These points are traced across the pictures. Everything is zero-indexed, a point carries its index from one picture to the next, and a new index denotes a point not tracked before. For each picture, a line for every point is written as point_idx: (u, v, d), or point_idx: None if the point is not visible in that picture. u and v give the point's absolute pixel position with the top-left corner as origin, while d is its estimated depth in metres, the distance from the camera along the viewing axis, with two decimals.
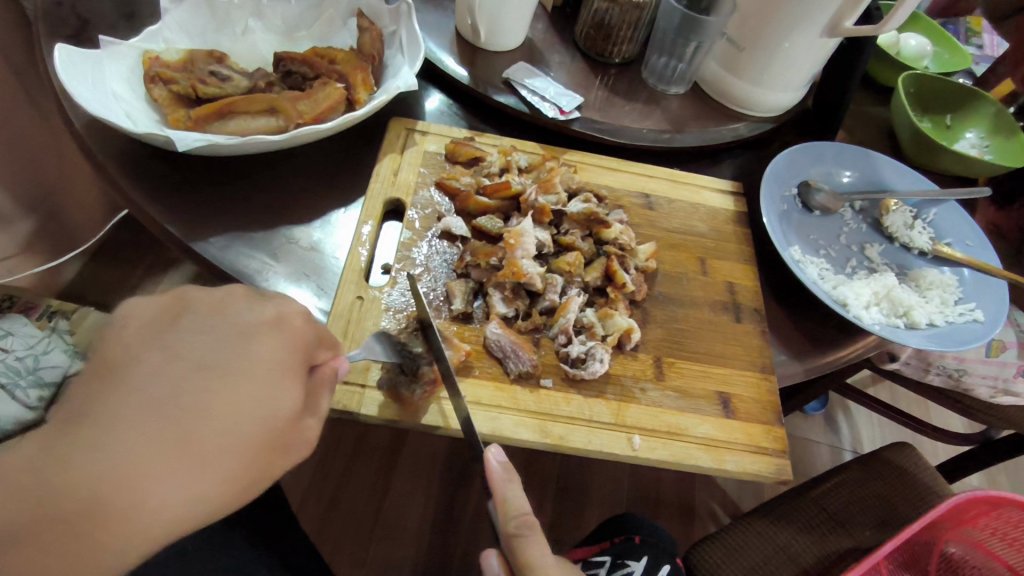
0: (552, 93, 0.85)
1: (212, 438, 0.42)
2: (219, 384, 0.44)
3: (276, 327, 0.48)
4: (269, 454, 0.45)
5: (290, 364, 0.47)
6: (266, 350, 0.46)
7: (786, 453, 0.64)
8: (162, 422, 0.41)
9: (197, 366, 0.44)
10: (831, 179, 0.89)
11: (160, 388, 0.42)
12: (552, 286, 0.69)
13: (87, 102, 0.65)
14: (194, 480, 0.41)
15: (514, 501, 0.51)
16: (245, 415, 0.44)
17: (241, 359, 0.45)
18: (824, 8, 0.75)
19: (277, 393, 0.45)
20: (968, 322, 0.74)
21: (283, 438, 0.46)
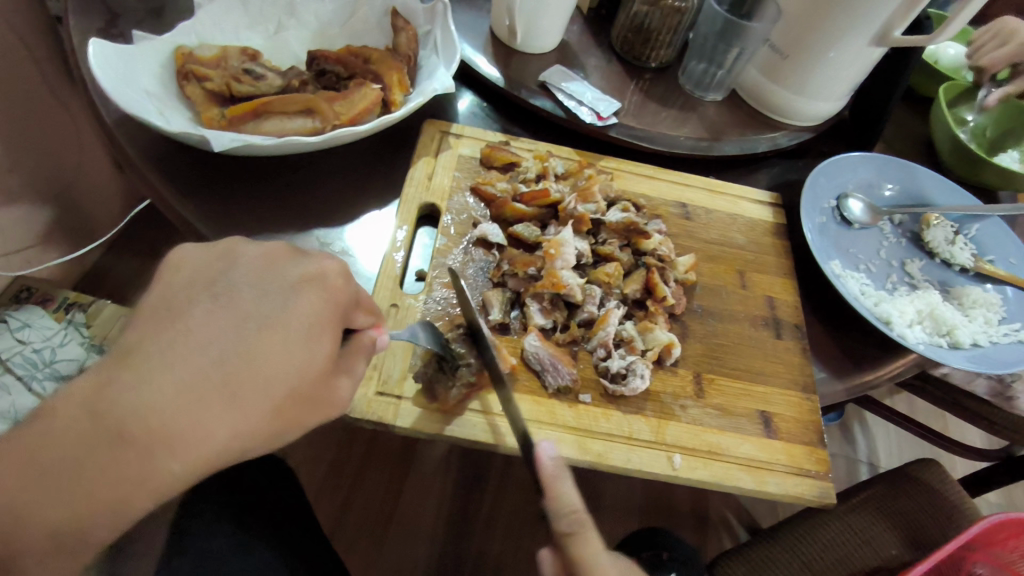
0: (590, 98, 0.83)
1: (250, 386, 0.41)
2: (258, 331, 0.42)
3: (315, 284, 0.46)
4: (300, 404, 0.44)
5: (326, 318, 0.45)
6: (307, 305, 0.44)
7: (828, 476, 0.62)
8: (197, 364, 0.40)
9: (234, 314, 0.43)
10: (871, 191, 0.87)
11: (199, 333, 0.41)
12: (591, 298, 0.67)
13: (120, 97, 0.64)
14: (225, 423, 0.40)
15: (567, 498, 0.49)
16: (278, 362, 0.42)
17: (284, 311, 0.44)
18: (873, 18, 0.73)
19: (310, 344, 0.44)
20: (1011, 343, 0.72)
21: (315, 390, 0.44)
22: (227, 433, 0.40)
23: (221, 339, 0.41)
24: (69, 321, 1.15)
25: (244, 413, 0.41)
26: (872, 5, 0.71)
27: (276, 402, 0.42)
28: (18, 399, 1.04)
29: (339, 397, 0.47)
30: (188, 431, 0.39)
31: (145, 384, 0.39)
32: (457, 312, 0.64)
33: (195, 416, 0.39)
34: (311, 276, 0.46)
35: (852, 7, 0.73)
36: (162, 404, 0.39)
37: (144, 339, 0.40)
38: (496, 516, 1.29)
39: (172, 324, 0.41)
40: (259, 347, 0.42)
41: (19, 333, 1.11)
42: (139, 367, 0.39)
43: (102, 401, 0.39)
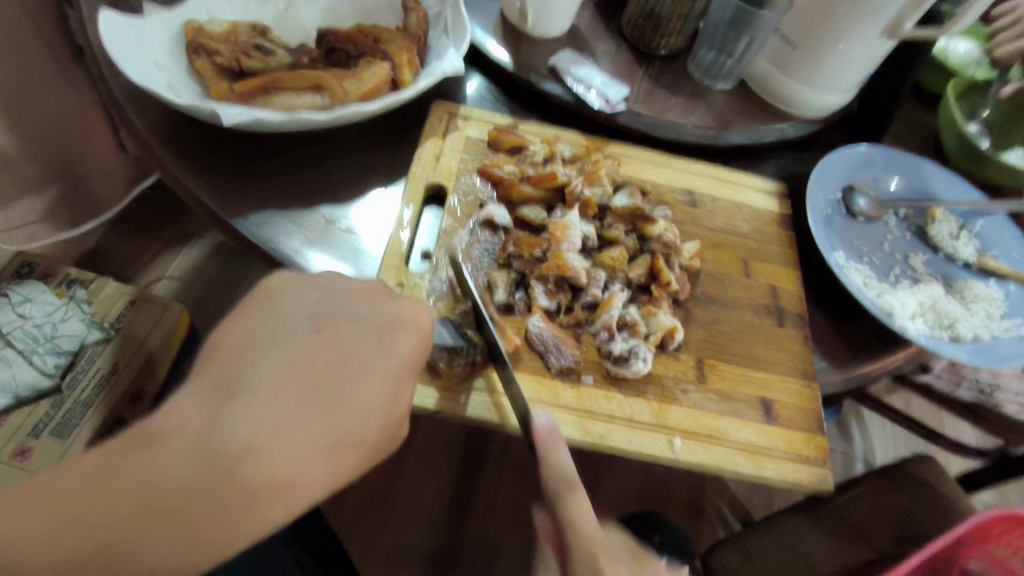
0: (599, 83, 0.82)
1: (347, 424, 0.46)
2: (357, 378, 0.48)
3: (408, 327, 0.52)
4: (376, 451, 0.48)
5: (411, 366, 0.50)
6: (404, 348, 0.51)
7: (827, 463, 0.63)
8: (302, 402, 0.46)
9: (338, 358, 0.49)
10: (878, 185, 0.87)
11: (297, 372, 0.47)
12: (596, 282, 0.67)
13: (130, 70, 0.64)
14: (314, 462, 0.44)
15: (559, 464, 0.50)
16: (368, 412, 0.47)
17: (381, 355, 0.50)
18: (887, 9, 0.73)
19: (396, 395, 0.49)
20: (1013, 337, 0.72)
21: (389, 437, 0.49)
22: (322, 472, 0.45)
23: (332, 378, 0.48)
24: (69, 298, 1.16)
25: (336, 449, 0.45)
26: None
27: (363, 447, 0.47)
28: (18, 373, 1.03)
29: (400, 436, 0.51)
30: (286, 467, 0.43)
31: (260, 413, 0.44)
32: (461, 293, 0.65)
33: (296, 448, 0.44)
34: (406, 318, 0.52)
35: None
36: (273, 434, 0.43)
37: (253, 375, 0.46)
38: (493, 505, 1.30)
39: (271, 357, 0.47)
40: (357, 388, 0.48)
41: (20, 308, 1.10)
42: (252, 398, 0.44)
43: (212, 433, 0.42)
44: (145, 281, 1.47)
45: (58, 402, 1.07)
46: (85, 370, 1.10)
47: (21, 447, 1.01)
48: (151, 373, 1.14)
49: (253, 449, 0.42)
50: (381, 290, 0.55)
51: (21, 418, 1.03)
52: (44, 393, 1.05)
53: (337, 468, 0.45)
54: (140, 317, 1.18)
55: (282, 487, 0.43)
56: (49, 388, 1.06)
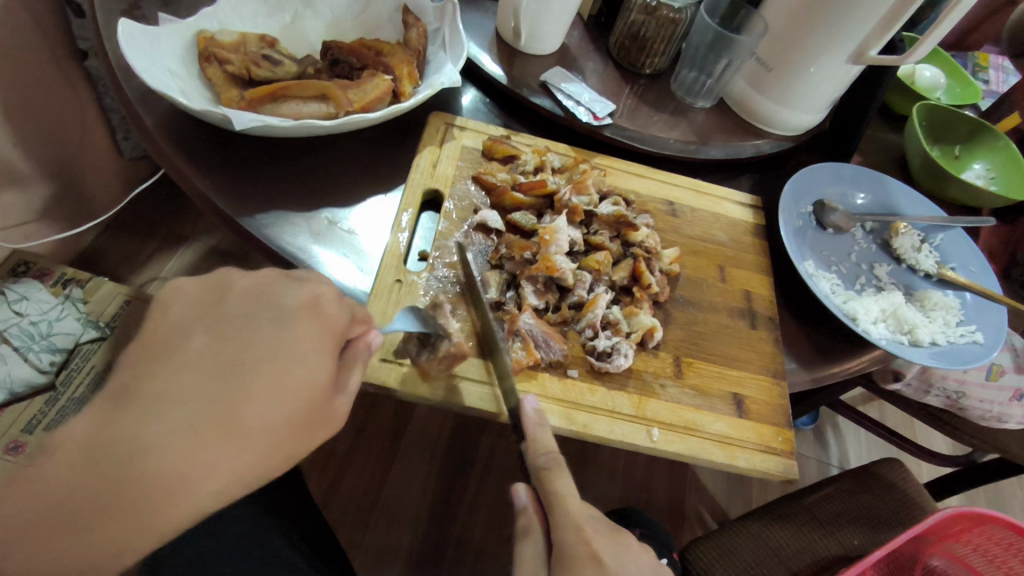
0: (587, 99, 0.88)
1: (252, 414, 0.45)
2: (262, 364, 0.47)
3: (312, 313, 0.50)
4: (306, 424, 0.48)
5: (323, 341, 0.49)
6: (307, 331, 0.49)
7: (794, 455, 0.67)
8: (203, 405, 0.44)
9: (240, 348, 0.47)
10: (846, 200, 0.92)
11: (193, 374, 0.45)
12: (582, 283, 0.72)
13: (144, 73, 0.68)
14: (230, 454, 0.44)
15: (543, 439, 0.55)
16: (283, 392, 0.46)
17: (284, 338, 0.48)
18: (853, 35, 0.78)
19: (310, 367, 0.48)
20: (967, 343, 0.77)
21: (317, 408, 0.49)
22: (241, 458, 0.44)
23: (228, 372, 0.46)
24: (65, 296, 1.19)
25: (240, 443, 0.44)
26: (850, 22, 0.77)
27: (285, 426, 0.46)
28: (14, 368, 1.05)
29: (337, 409, 0.51)
30: (195, 452, 0.42)
31: (151, 421, 0.42)
32: (460, 290, 0.70)
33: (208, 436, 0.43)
34: (306, 304, 0.51)
35: (832, 23, 0.78)
36: (173, 438, 0.42)
37: (160, 376, 0.44)
38: (478, 507, 1.32)
39: (173, 360, 0.45)
40: (262, 376, 0.46)
41: (17, 305, 1.12)
42: (159, 394, 0.43)
43: None
44: (137, 281, 1.49)
45: (53, 399, 1.08)
46: (79, 369, 1.12)
47: (14, 442, 1.02)
48: None
49: (153, 443, 0.42)
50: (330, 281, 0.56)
51: (15, 413, 1.05)
52: (39, 390, 1.07)
53: (246, 458, 0.45)
54: (135, 315, 1.21)
55: (182, 479, 0.42)
56: (43, 385, 1.08)
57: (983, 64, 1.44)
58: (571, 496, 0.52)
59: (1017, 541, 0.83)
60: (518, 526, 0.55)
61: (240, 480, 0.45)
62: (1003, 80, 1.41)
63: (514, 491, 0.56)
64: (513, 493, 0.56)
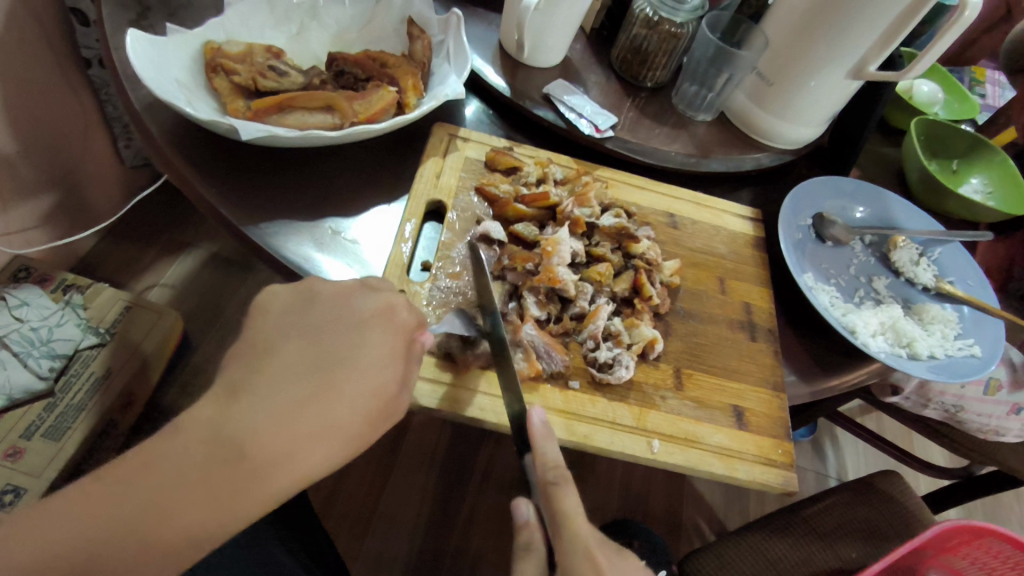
0: (589, 112, 0.89)
1: (340, 413, 0.49)
2: (341, 369, 0.50)
3: (384, 321, 0.54)
4: (379, 422, 0.51)
5: (395, 351, 0.53)
6: (380, 340, 0.53)
7: (793, 467, 0.68)
8: (295, 403, 0.48)
9: (322, 353, 0.51)
10: (845, 213, 0.93)
11: (285, 375, 0.49)
12: (583, 294, 0.72)
13: (153, 84, 0.69)
14: (321, 449, 0.48)
15: (550, 455, 0.54)
16: (360, 395, 0.50)
17: (359, 346, 0.52)
18: (852, 51, 0.79)
19: (383, 372, 0.52)
20: (965, 357, 0.78)
21: (388, 409, 0.52)
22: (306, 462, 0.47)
23: (311, 375, 0.49)
24: (66, 302, 1.19)
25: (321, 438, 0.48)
26: (850, 38, 0.78)
27: (357, 428, 0.50)
28: (14, 375, 1.05)
29: (401, 407, 0.53)
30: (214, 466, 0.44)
31: (249, 416, 0.46)
32: (463, 300, 0.70)
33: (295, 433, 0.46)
34: (379, 312, 0.54)
35: (832, 39, 0.79)
36: (269, 430, 0.46)
37: (255, 377, 0.48)
38: (475, 516, 1.32)
39: (261, 363, 0.49)
40: (343, 380, 0.50)
41: (17, 310, 1.12)
42: (252, 393, 0.47)
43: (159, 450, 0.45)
44: (137, 288, 1.49)
45: (52, 405, 1.08)
46: (78, 375, 1.12)
47: (12, 449, 1.02)
48: (145, 377, 1.19)
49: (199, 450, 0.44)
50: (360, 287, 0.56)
51: (13, 419, 1.05)
52: (40, 395, 1.07)
53: (333, 449, 0.48)
54: (135, 322, 1.21)
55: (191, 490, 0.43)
56: (43, 391, 1.08)
57: (979, 79, 1.46)
58: (578, 515, 0.51)
59: (1012, 553, 0.82)
60: (519, 543, 0.55)
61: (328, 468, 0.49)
62: (999, 95, 1.43)
63: (517, 505, 0.56)
64: (516, 510, 0.56)
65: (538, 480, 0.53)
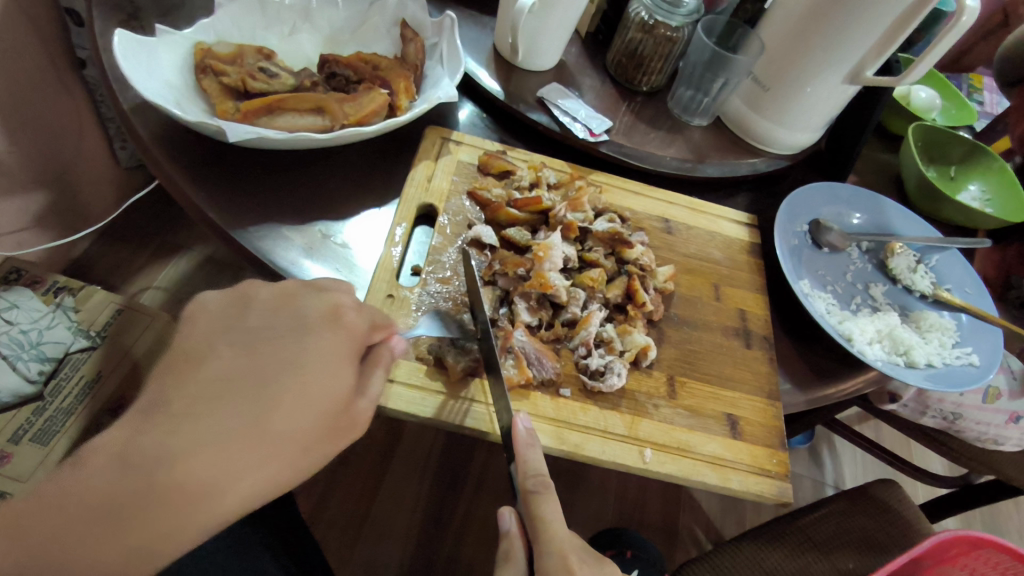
0: (584, 115, 0.88)
1: (283, 425, 0.44)
2: (287, 376, 0.46)
3: (331, 323, 0.50)
4: (333, 432, 0.48)
5: (345, 351, 0.49)
6: (328, 338, 0.48)
7: (788, 478, 0.67)
8: (233, 422, 0.43)
9: (262, 358, 0.46)
10: (841, 220, 0.92)
11: (218, 388, 0.44)
12: (575, 300, 0.72)
13: (141, 85, 0.68)
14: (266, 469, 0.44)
15: (534, 463, 0.53)
16: (311, 403, 0.46)
17: (304, 346, 0.48)
18: (849, 56, 0.79)
19: (335, 375, 0.47)
20: (963, 365, 0.77)
21: (343, 416, 0.48)
22: (269, 479, 0.45)
23: (252, 386, 0.45)
24: (57, 304, 1.18)
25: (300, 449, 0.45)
26: (847, 43, 0.77)
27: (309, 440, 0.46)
28: (2, 377, 1.04)
29: (361, 415, 0.50)
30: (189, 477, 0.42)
31: (177, 439, 0.41)
32: (453, 305, 0.69)
33: (261, 446, 0.43)
34: (328, 313, 0.50)
35: (829, 44, 0.78)
36: (202, 453, 0.41)
37: (187, 390, 0.44)
38: (469, 523, 1.30)
39: (193, 375, 0.45)
40: (290, 388, 0.45)
41: (7, 314, 1.11)
42: (185, 410, 0.42)
43: None
44: (130, 291, 1.48)
45: (40, 408, 1.06)
46: (68, 378, 1.11)
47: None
48: (135, 382, 1.14)
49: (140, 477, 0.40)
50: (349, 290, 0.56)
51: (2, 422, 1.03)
52: (27, 399, 1.06)
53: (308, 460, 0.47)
54: (127, 325, 1.20)
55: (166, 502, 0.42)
56: (31, 395, 1.06)
57: (977, 86, 1.45)
58: (556, 522, 0.51)
59: (1009, 564, 0.80)
60: (499, 552, 0.54)
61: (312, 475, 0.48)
62: (996, 103, 1.43)
63: (499, 515, 0.55)
64: (500, 519, 0.55)
65: (518, 486, 0.53)
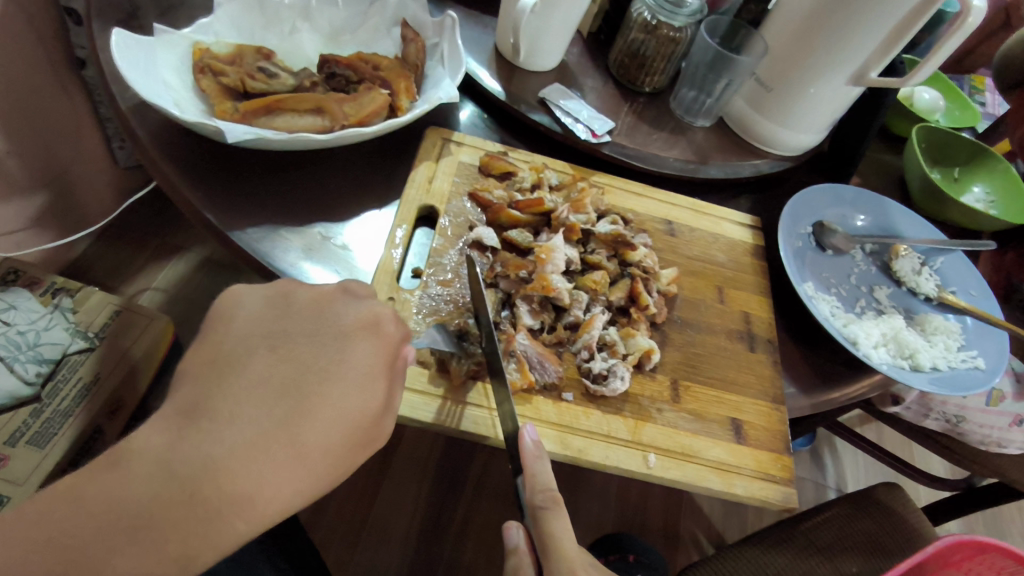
0: (586, 116, 0.87)
1: (320, 430, 0.47)
2: (319, 387, 0.49)
3: (371, 332, 0.53)
4: (356, 448, 0.50)
5: (381, 370, 0.52)
6: (367, 352, 0.52)
7: (792, 483, 0.66)
8: (270, 424, 0.46)
9: (306, 369, 0.49)
10: (846, 222, 0.92)
11: (256, 397, 0.47)
12: (578, 302, 0.71)
13: (138, 86, 0.67)
14: (284, 484, 0.46)
15: (541, 475, 0.52)
16: (343, 417, 0.49)
17: (345, 361, 0.51)
18: (853, 57, 0.78)
19: (369, 394, 0.50)
20: (969, 369, 0.76)
21: (367, 435, 0.51)
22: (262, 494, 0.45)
23: (288, 392, 0.48)
24: (55, 305, 1.17)
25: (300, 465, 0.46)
26: (852, 44, 0.76)
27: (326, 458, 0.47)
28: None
29: (383, 431, 0.53)
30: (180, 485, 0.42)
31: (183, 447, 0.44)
32: (454, 309, 0.68)
33: (263, 460, 0.45)
34: (366, 322, 0.53)
35: (834, 45, 0.78)
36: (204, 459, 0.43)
37: (194, 400, 0.46)
38: (470, 525, 1.30)
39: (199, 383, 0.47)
40: (329, 396, 0.48)
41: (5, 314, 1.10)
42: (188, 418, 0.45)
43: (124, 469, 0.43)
44: (129, 292, 1.47)
45: (38, 411, 1.05)
46: (66, 380, 1.10)
47: None
48: (134, 383, 1.16)
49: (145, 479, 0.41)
50: (352, 292, 0.56)
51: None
52: (25, 401, 1.05)
53: (307, 471, 0.47)
54: (126, 327, 1.19)
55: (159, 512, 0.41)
56: (28, 397, 1.05)
57: (979, 87, 1.45)
58: (562, 532, 0.50)
59: (1013, 568, 0.79)
60: (510, 567, 0.53)
61: (310, 485, 0.47)
62: (999, 103, 1.42)
63: (507, 530, 0.55)
64: (507, 534, 0.54)
65: (526, 502, 0.52)
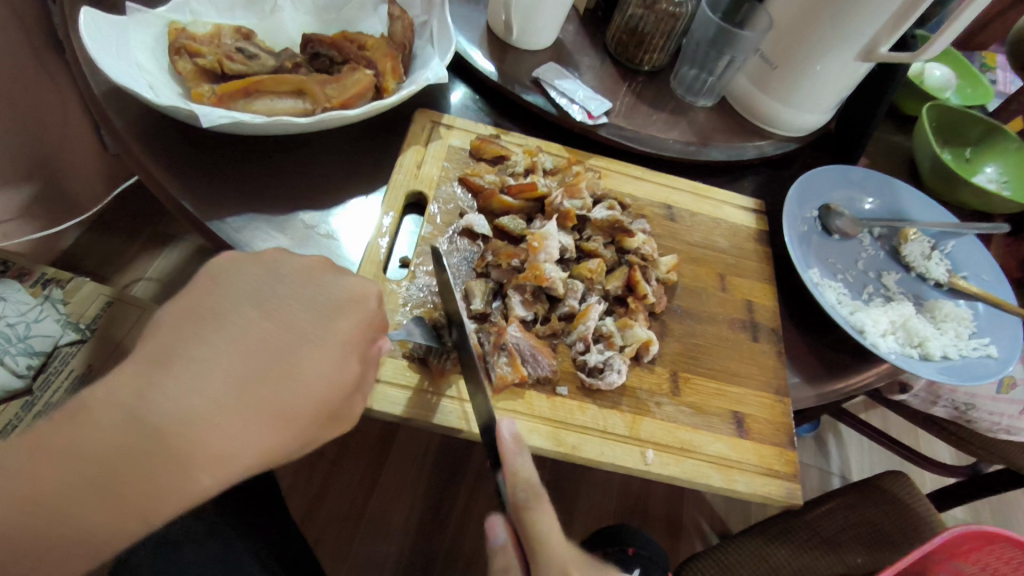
0: (582, 96, 0.84)
1: (296, 403, 0.46)
2: (296, 361, 0.47)
3: (357, 306, 0.52)
4: (328, 422, 0.48)
5: (356, 343, 0.50)
6: (347, 324, 0.51)
7: (797, 477, 0.63)
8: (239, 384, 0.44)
9: (278, 351, 0.47)
10: (853, 205, 0.88)
11: (225, 386, 0.43)
12: (572, 292, 0.68)
13: (109, 68, 0.63)
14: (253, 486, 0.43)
15: (523, 471, 0.49)
16: (311, 389, 0.47)
17: (325, 331, 0.50)
18: (862, 31, 0.74)
19: (340, 369, 0.49)
20: (981, 357, 0.73)
21: (339, 408, 0.49)
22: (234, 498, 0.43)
23: (252, 364, 0.45)
24: (45, 296, 1.14)
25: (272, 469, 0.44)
26: (861, 17, 0.72)
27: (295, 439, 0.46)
28: None
29: (352, 412, 0.50)
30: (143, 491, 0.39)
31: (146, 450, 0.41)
32: (439, 301, 0.65)
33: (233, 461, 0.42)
34: (353, 296, 0.52)
35: (843, 20, 0.74)
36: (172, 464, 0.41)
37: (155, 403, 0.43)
38: (470, 515, 1.29)
39: None
40: (299, 364, 0.47)
41: None
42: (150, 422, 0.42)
43: None
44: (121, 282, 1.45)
45: (30, 403, 1.03)
46: (58, 372, 1.08)
47: None
48: None
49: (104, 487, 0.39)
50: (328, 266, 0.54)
51: None
52: (16, 394, 1.03)
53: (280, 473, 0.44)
54: (118, 318, 1.16)
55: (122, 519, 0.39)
56: (19, 389, 1.03)
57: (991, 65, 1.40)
58: (551, 535, 0.48)
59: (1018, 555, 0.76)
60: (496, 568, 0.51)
61: None
62: (1011, 81, 1.37)
63: (492, 527, 0.52)
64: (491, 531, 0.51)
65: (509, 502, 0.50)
